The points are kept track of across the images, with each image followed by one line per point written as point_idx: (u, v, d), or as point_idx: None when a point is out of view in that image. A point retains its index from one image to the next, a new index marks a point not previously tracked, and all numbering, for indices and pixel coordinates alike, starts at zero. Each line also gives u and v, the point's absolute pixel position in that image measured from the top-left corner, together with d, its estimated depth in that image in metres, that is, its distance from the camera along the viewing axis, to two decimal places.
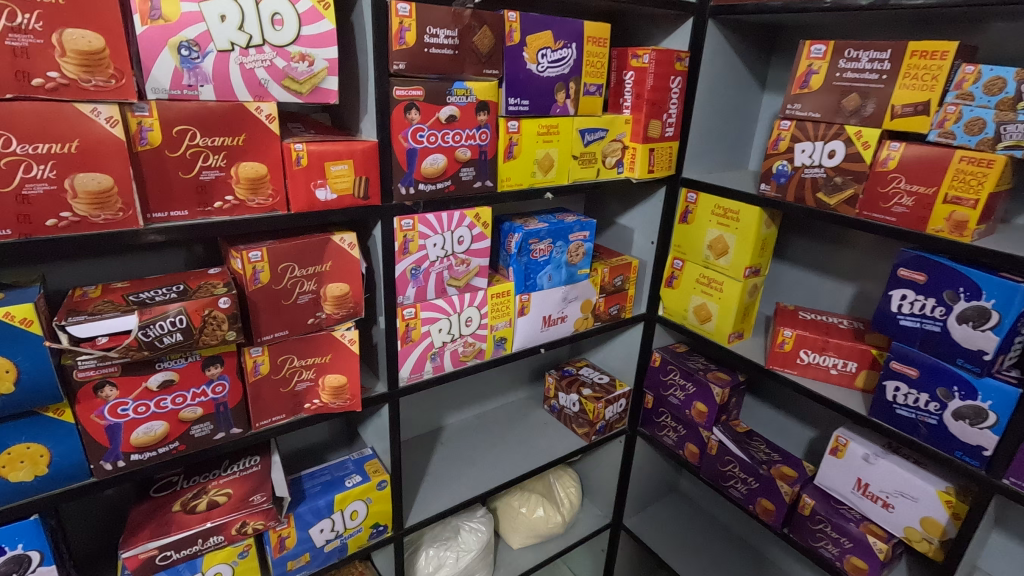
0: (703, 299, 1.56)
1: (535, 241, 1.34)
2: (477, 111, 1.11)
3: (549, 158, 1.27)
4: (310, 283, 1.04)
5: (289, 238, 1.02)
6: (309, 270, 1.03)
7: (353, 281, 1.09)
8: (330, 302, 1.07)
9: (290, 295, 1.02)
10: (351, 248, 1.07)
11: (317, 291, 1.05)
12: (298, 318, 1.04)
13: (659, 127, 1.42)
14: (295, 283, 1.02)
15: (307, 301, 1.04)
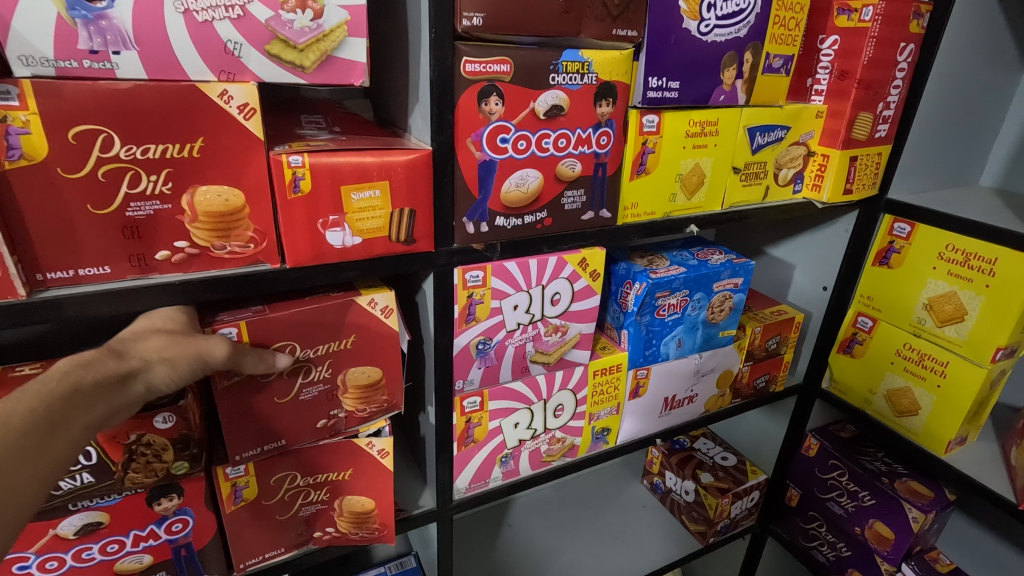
0: (904, 382, 1.05)
1: (665, 294, 0.90)
2: (598, 99, 0.68)
3: (699, 171, 0.81)
4: (323, 368, 0.66)
5: (288, 302, 0.64)
6: (319, 349, 0.65)
7: (388, 364, 0.70)
8: (352, 396, 0.69)
9: (289, 390, 0.65)
10: (386, 315, 0.67)
11: (329, 380, 0.67)
12: (302, 422, 0.68)
13: (871, 122, 0.91)
14: (296, 372, 0.65)
15: (314, 396, 0.67)
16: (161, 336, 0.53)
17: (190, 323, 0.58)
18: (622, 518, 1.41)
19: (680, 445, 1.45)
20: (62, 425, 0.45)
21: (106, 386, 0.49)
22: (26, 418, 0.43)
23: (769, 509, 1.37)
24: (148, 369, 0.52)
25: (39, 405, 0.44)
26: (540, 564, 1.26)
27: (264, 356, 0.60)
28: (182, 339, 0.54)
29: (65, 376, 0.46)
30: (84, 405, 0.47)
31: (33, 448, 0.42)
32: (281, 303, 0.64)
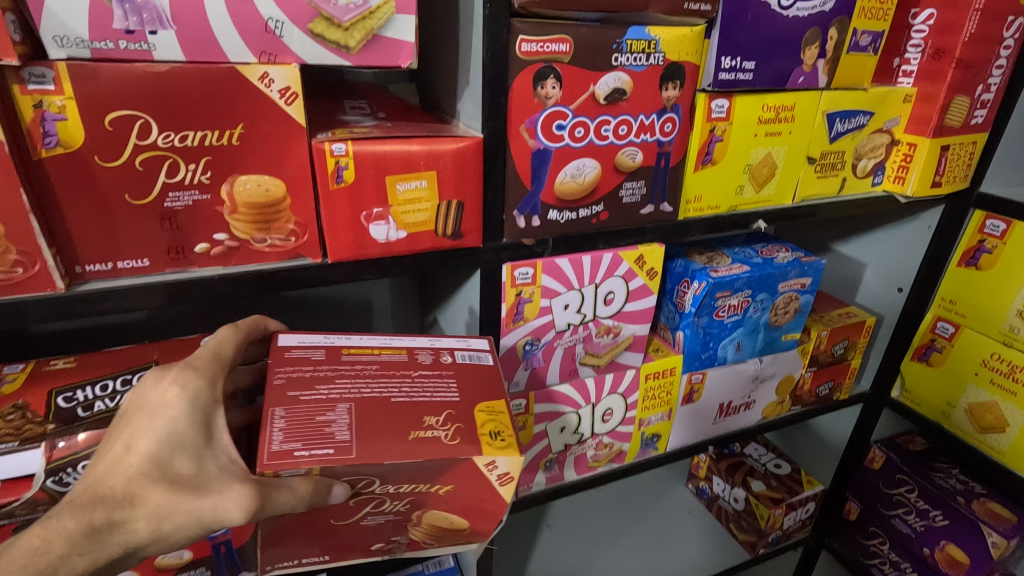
0: (989, 395, 0.95)
1: (726, 295, 0.83)
2: (664, 82, 0.62)
3: (771, 162, 0.74)
4: (399, 505, 0.51)
5: (382, 439, 0.46)
6: (403, 491, 0.49)
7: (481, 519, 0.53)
8: (426, 531, 0.54)
9: (351, 515, 0.50)
10: (501, 482, 0.49)
11: (404, 512, 0.52)
12: (355, 540, 0.54)
13: (967, 107, 0.81)
14: (367, 505, 0.50)
15: (378, 523, 0.52)
16: (160, 505, 0.44)
17: (197, 442, 0.46)
18: (667, 525, 1.35)
19: (730, 450, 1.38)
20: None
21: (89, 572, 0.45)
22: None
23: (825, 522, 1.29)
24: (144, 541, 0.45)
25: None
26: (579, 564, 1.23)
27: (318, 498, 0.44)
28: (185, 508, 0.44)
29: None
30: None
31: None
32: (373, 440, 0.45)
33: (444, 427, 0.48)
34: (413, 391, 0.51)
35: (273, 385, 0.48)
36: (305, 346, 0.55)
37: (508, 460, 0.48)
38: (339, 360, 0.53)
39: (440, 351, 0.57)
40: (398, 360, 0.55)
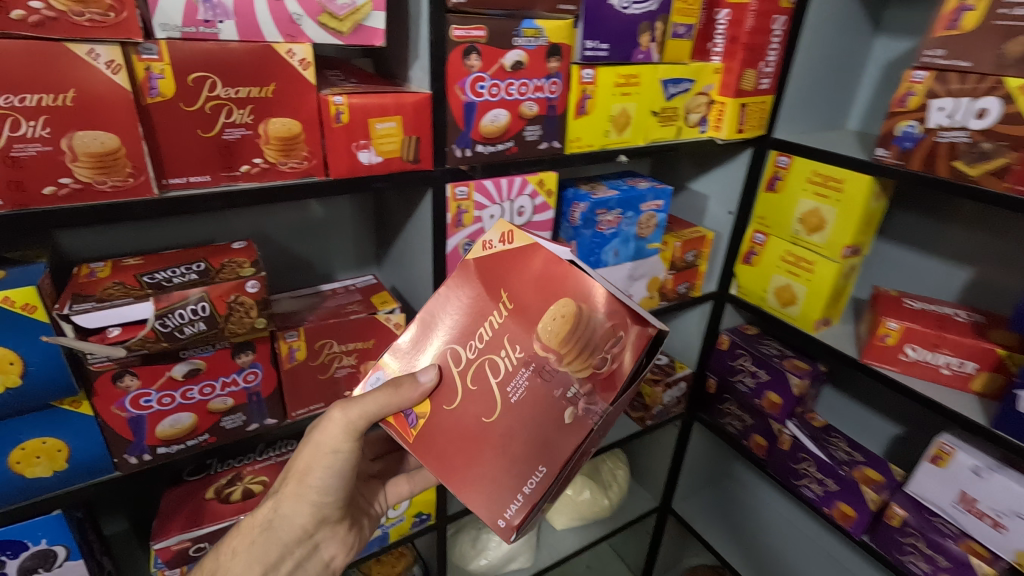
0: (787, 280, 1.37)
1: (603, 211, 1.17)
2: (548, 57, 0.93)
3: (626, 114, 1.08)
4: (513, 349, 0.68)
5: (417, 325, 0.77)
6: (488, 332, 0.70)
7: (563, 288, 0.66)
8: (569, 347, 0.64)
9: (492, 405, 0.69)
10: (509, 240, 0.70)
11: (529, 354, 0.67)
12: (530, 431, 0.67)
13: (755, 77, 1.19)
14: (489, 365, 0.70)
15: (531, 383, 0.67)
16: (301, 455, 0.86)
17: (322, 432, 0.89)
18: None
19: None
20: (262, 545, 0.85)
21: (280, 511, 0.86)
22: (244, 549, 0.85)
23: (695, 398, 1.70)
24: (298, 484, 0.86)
25: (248, 544, 0.85)
26: None
27: (398, 386, 0.73)
28: (311, 448, 0.85)
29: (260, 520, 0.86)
30: (275, 532, 0.86)
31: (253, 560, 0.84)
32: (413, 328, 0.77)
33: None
34: None
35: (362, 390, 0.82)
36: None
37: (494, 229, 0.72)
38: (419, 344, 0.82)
39: None
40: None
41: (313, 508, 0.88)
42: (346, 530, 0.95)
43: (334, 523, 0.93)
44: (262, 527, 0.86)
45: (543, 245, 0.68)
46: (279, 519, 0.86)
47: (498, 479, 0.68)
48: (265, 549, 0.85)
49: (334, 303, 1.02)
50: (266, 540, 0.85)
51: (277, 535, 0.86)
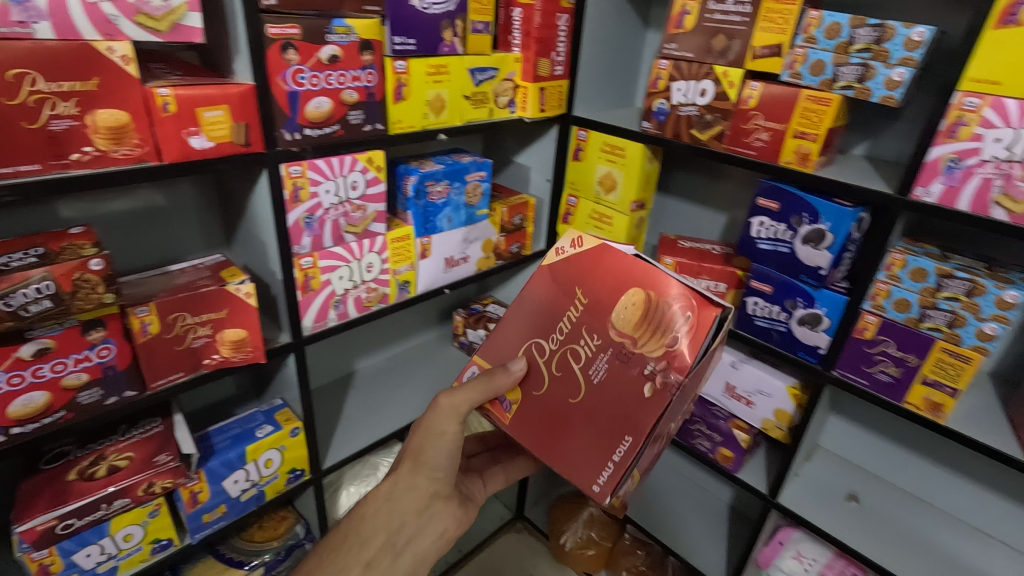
0: (595, 233, 1.66)
1: (433, 183, 1.37)
2: (361, 51, 1.08)
3: (440, 99, 1.27)
4: (592, 337, 0.88)
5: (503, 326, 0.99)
6: (567, 326, 0.91)
7: (632, 281, 0.87)
8: (643, 330, 0.84)
9: (577, 388, 0.88)
10: (577, 246, 0.94)
11: (606, 340, 0.87)
12: (615, 406, 0.85)
13: (549, 65, 1.44)
14: (571, 353, 0.90)
15: (610, 365, 0.86)
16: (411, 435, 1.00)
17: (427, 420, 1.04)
18: (440, 370, 1.92)
19: (476, 310, 1.98)
20: (380, 513, 0.95)
21: (393, 484, 0.96)
22: (366, 517, 0.95)
23: None
24: (410, 459, 0.98)
25: (369, 512, 0.95)
26: (389, 394, 1.78)
27: (495, 375, 0.92)
28: (421, 429, 0.98)
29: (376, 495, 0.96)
30: (392, 500, 0.95)
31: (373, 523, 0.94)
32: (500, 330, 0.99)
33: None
34: None
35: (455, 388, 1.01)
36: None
37: (565, 240, 0.95)
38: None
39: None
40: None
41: (429, 483, 0.97)
42: (457, 506, 1.00)
43: (446, 498, 0.99)
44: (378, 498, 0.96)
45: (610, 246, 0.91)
46: (392, 490, 0.96)
47: (588, 449, 0.85)
48: (383, 514, 0.95)
49: (184, 279, 1.10)
50: (387, 507, 0.95)
51: (397, 505, 0.95)
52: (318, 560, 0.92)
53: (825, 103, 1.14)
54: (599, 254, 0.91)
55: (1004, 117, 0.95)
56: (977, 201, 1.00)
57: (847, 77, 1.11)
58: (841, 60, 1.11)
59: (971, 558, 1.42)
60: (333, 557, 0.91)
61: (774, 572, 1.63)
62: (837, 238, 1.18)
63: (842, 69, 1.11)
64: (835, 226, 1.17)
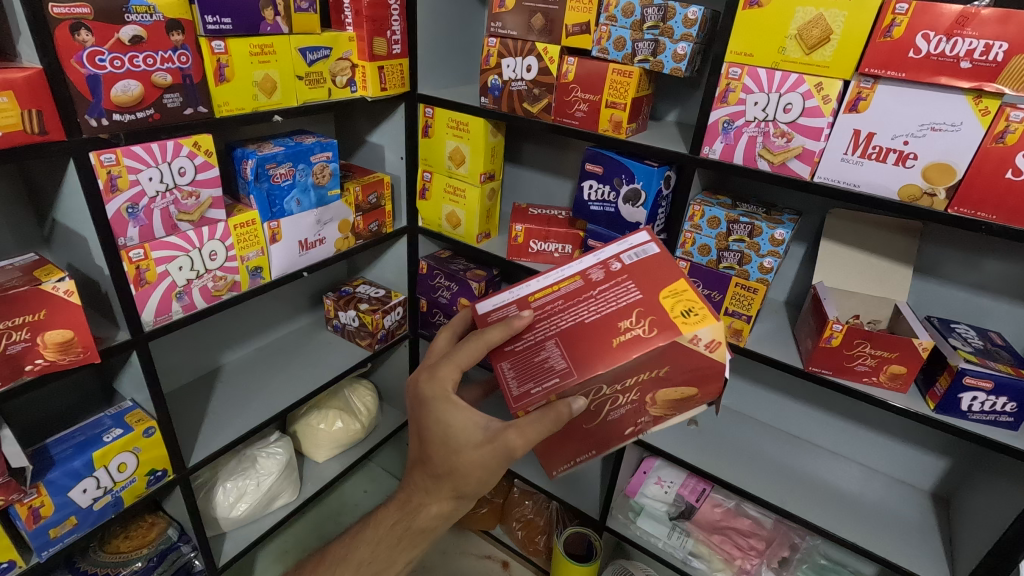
0: (452, 207, 1.72)
1: (274, 166, 1.35)
2: (168, 31, 1.06)
3: (270, 79, 1.26)
4: (632, 392, 0.88)
5: (588, 359, 0.81)
6: (630, 381, 0.86)
7: (703, 381, 0.85)
8: (666, 406, 0.89)
9: (595, 415, 0.91)
10: (710, 346, 0.81)
11: (640, 398, 0.89)
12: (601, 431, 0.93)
13: (385, 44, 1.47)
14: (611, 400, 0.88)
15: (624, 413, 0.91)
16: (483, 463, 0.87)
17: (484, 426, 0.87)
18: (314, 355, 1.91)
19: (347, 292, 1.99)
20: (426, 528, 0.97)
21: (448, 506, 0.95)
22: (417, 531, 0.97)
23: (414, 319, 2.02)
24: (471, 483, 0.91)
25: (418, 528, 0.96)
26: (261, 384, 1.76)
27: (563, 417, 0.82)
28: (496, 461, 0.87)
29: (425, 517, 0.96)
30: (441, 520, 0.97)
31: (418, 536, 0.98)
32: (584, 361, 0.82)
33: (638, 327, 0.81)
34: (597, 307, 0.86)
35: (513, 396, 0.85)
36: (500, 306, 0.93)
37: (706, 331, 0.80)
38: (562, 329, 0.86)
39: (610, 264, 0.90)
40: (582, 285, 0.90)
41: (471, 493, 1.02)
42: None
43: None
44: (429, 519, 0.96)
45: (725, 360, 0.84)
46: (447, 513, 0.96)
47: (568, 445, 0.97)
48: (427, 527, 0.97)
49: None
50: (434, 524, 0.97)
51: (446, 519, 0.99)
52: (371, 555, 0.99)
53: (628, 76, 1.28)
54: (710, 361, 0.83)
55: (759, 83, 1.13)
56: (747, 155, 1.18)
57: (643, 52, 1.26)
58: (636, 36, 1.25)
59: (784, 457, 1.67)
60: (385, 552, 0.98)
61: (641, 498, 1.87)
62: (649, 196, 1.34)
63: (638, 44, 1.26)
64: (646, 185, 1.33)
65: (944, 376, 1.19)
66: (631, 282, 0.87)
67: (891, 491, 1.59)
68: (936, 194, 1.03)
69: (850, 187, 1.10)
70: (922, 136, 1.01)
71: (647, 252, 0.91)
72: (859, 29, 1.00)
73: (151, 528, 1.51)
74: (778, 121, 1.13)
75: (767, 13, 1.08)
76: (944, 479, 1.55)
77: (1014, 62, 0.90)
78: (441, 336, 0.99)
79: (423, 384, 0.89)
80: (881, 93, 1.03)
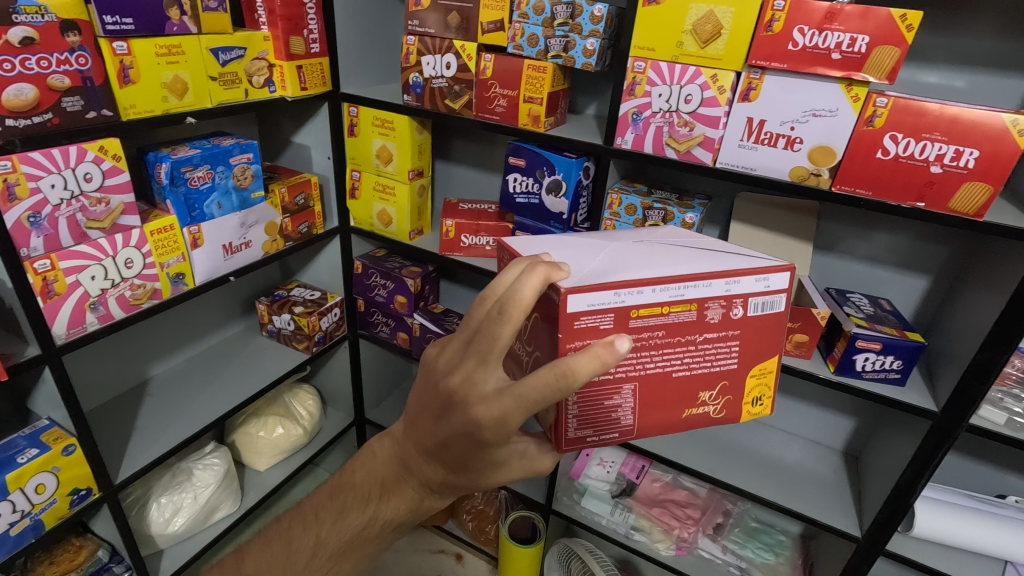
0: (383, 205, 1.73)
1: (190, 169, 1.32)
2: (63, 32, 1.02)
3: (180, 80, 1.23)
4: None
5: (655, 423, 0.82)
6: None
7: None
8: None
9: None
10: None
11: None
12: None
13: (303, 43, 1.46)
14: None
15: None
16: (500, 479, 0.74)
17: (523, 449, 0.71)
18: (249, 360, 1.88)
19: (280, 296, 1.95)
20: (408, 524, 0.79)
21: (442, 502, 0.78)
22: (397, 526, 0.77)
23: (352, 319, 2.01)
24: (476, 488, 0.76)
25: (399, 525, 0.78)
26: (194, 394, 1.71)
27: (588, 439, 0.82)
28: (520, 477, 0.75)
29: (410, 515, 0.77)
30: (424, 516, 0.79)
31: (395, 532, 0.79)
32: (650, 422, 0.83)
33: (711, 405, 0.85)
34: (690, 362, 0.80)
35: (567, 437, 0.80)
36: (598, 309, 0.72)
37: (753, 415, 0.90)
38: (648, 375, 0.79)
39: (732, 307, 0.79)
40: (694, 320, 0.77)
41: None
42: None
43: None
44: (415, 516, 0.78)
45: None
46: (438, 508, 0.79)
47: None
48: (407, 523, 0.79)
49: None
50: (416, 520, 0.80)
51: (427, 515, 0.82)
52: (362, 544, 0.78)
53: (542, 71, 1.33)
54: None
55: (661, 75, 1.19)
56: (656, 144, 1.25)
57: (555, 48, 1.31)
58: (548, 32, 1.30)
59: (713, 429, 1.77)
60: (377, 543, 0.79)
61: (585, 479, 1.94)
62: (569, 186, 1.39)
63: (550, 41, 1.31)
64: (566, 176, 1.39)
65: (841, 341, 1.30)
66: (735, 345, 0.82)
67: (809, 452, 1.72)
68: (821, 174, 1.12)
69: (748, 171, 1.18)
70: (806, 122, 1.11)
71: (772, 307, 0.81)
72: (745, 25, 1.09)
73: (78, 552, 1.44)
74: (681, 111, 1.20)
75: (664, 10, 1.15)
76: (854, 437, 1.69)
77: (876, 53, 1.00)
78: (504, 327, 0.61)
79: (488, 428, 0.63)
80: (769, 83, 1.11)
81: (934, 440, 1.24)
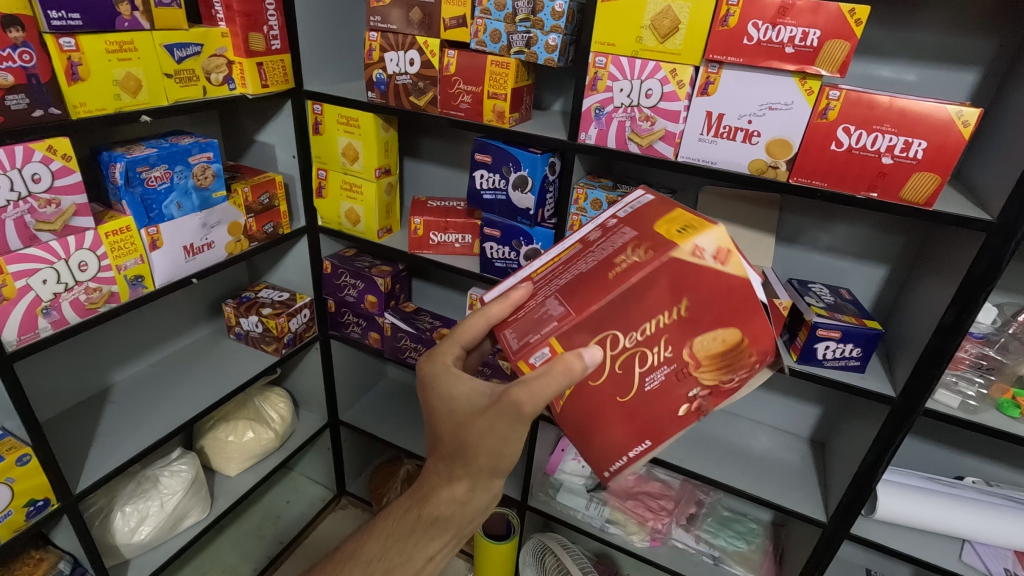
0: (350, 204, 1.71)
1: (146, 169, 1.29)
2: (4, 28, 1.00)
3: (133, 77, 1.19)
4: (665, 347, 0.72)
5: (585, 299, 0.75)
6: (650, 327, 0.72)
7: (734, 319, 0.69)
8: (714, 365, 0.70)
9: (628, 387, 0.74)
10: (720, 260, 0.70)
11: (676, 355, 0.71)
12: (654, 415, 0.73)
13: (263, 39, 1.43)
14: (641, 355, 0.73)
15: (666, 378, 0.72)
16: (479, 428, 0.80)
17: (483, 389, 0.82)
18: (216, 364, 1.84)
19: (248, 298, 1.92)
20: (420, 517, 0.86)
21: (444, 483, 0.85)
22: (408, 517, 0.87)
23: (323, 320, 1.99)
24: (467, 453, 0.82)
25: (409, 516, 0.87)
26: (159, 399, 1.68)
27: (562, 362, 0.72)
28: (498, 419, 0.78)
29: (418, 503, 0.87)
30: (432, 508, 0.86)
31: (408, 527, 0.86)
32: (584, 304, 0.74)
33: (634, 258, 0.74)
34: (594, 258, 0.79)
35: (513, 352, 0.78)
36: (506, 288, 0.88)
37: (708, 239, 0.72)
38: (561, 286, 0.79)
39: (607, 223, 0.85)
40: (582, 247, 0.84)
41: (483, 497, 0.86)
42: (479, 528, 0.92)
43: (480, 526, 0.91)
44: (422, 503, 0.87)
45: (755, 280, 0.69)
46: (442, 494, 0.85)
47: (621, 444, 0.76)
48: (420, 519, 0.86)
49: None
50: (426, 513, 0.86)
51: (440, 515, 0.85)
52: (386, 550, 0.86)
53: (505, 67, 1.33)
54: (741, 284, 0.68)
55: (622, 70, 1.20)
56: (618, 139, 1.26)
57: (518, 44, 1.31)
58: (510, 28, 1.30)
59: None
60: (399, 549, 0.86)
61: (560, 474, 1.96)
62: (535, 182, 1.39)
63: (513, 36, 1.31)
64: (532, 172, 1.39)
65: (803, 330, 1.32)
66: (627, 227, 0.80)
67: (777, 441, 1.75)
68: (778, 166, 1.14)
69: (708, 165, 1.20)
70: (763, 115, 1.12)
71: (642, 201, 0.85)
72: (701, 19, 1.10)
73: (38, 564, 1.40)
74: (642, 106, 1.21)
75: (623, 5, 1.16)
76: (820, 424, 1.72)
77: (827, 46, 1.02)
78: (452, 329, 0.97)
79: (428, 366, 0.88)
80: (726, 77, 1.13)
81: (894, 423, 1.27)
